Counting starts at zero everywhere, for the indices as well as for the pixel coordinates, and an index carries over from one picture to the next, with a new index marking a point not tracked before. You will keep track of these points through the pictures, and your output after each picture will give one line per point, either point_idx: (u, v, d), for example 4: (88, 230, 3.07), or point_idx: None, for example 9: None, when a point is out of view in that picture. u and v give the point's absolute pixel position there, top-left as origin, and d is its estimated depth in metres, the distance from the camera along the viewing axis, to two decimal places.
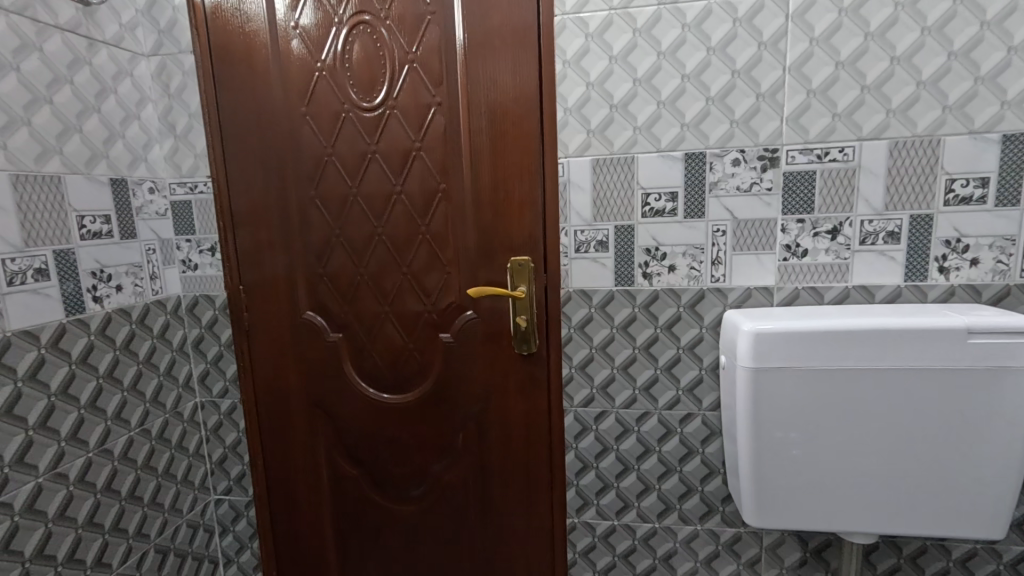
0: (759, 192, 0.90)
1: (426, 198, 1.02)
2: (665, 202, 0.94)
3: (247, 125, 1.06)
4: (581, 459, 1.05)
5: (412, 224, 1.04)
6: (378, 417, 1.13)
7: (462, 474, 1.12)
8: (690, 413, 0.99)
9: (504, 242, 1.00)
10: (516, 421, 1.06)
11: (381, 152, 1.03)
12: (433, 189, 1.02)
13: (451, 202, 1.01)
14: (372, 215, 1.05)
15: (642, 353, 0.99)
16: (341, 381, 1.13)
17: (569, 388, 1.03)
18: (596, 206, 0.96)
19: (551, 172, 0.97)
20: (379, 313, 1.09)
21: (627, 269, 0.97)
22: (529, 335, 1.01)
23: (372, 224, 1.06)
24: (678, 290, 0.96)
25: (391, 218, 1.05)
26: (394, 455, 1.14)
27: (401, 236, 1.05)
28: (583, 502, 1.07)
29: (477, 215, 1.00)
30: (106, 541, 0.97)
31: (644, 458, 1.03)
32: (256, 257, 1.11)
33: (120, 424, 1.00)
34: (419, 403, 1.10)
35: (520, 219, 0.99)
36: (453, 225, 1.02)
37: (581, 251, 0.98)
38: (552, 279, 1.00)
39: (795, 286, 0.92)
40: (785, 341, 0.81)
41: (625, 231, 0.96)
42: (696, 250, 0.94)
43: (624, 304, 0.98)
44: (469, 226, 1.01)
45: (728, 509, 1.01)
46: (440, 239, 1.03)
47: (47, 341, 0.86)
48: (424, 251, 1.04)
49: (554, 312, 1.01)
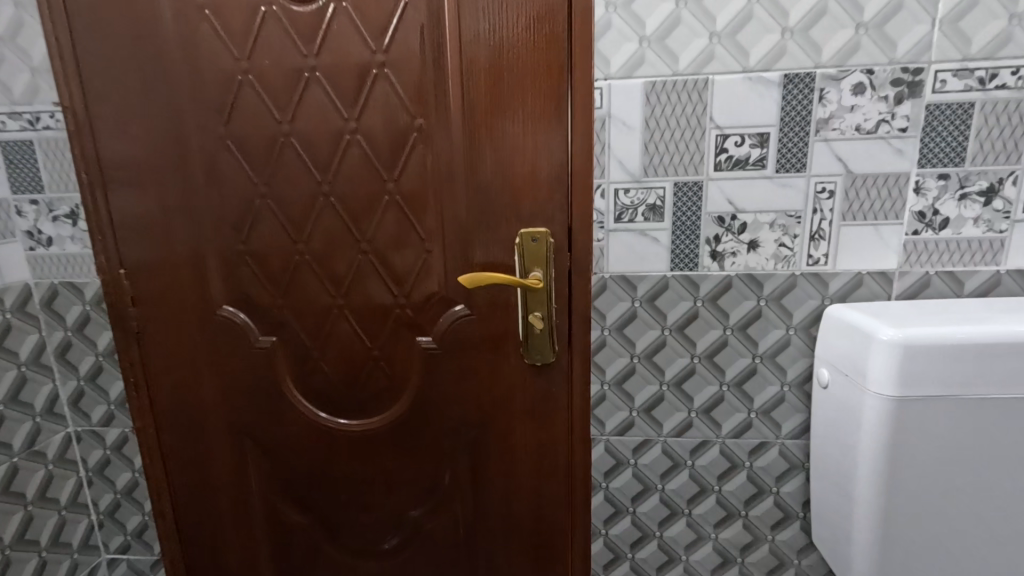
0: (887, 134, 0.62)
1: (393, 138, 0.69)
2: (751, 147, 0.64)
3: (113, 25, 0.69)
4: (612, 502, 0.78)
5: (373, 178, 0.71)
6: (333, 450, 0.81)
7: (448, 524, 0.82)
8: (763, 443, 0.73)
9: (510, 208, 0.69)
10: (525, 454, 0.78)
11: (325, 69, 0.68)
12: (405, 125, 0.68)
13: (431, 147, 0.69)
14: (313, 165, 0.71)
15: (703, 364, 0.71)
16: (277, 401, 0.81)
17: (599, 411, 0.74)
18: (648, 154, 0.65)
19: (580, 107, 0.65)
20: (329, 307, 0.76)
21: (688, 246, 0.67)
22: (547, 339, 0.71)
23: (314, 179, 0.72)
24: (760, 277, 0.68)
25: (343, 169, 0.71)
26: (355, 498, 0.83)
27: (357, 195, 0.71)
28: (613, 556, 0.80)
29: (471, 166, 0.69)
30: None
31: (697, 499, 0.76)
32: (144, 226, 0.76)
33: None
34: (390, 432, 0.79)
35: (534, 174, 0.68)
36: (435, 181, 0.70)
37: (623, 220, 0.68)
38: (580, 261, 0.70)
39: (925, 271, 0.65)
40: (948, 359, 0.54)
41: (688, 191, 0.66)
42: (790, 219, 0.66)
43: (682, 296, 0.69)
44: (458, 182, 0.69)
45: (806, 563, 0.77)
46: (415, 201, 0.71)
47: None
48: (392, 218, 0.71)
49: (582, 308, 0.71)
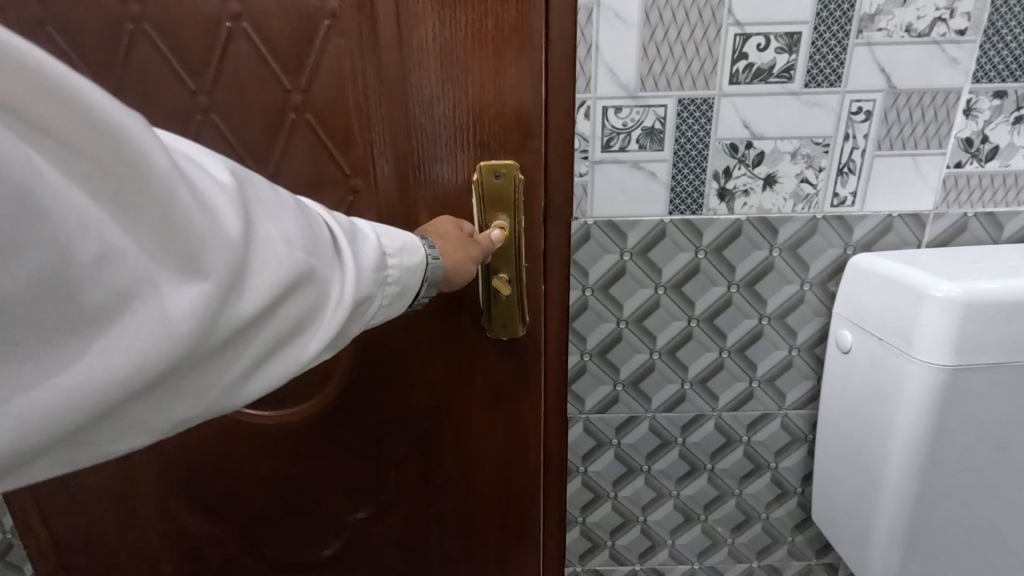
0: (941, 37, 0.49)
1: (294, 25, 0.47)
2: (777, 52, 0.50)
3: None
4: (591, 488, 0.67)
5: (270, 86, 0.49)
6: (240, 450, 0.63)
7: (394, 528, 0.67)
8: (765, 415, 0.63)
9: (468, 131, 0.50)
10: (490, 448, 0.62)
11: None
12: (311, 6, 0.46)
13: (353, 39, 0.47)
14: (176, 64, 0.48)
15: (702, 327, 0.59)
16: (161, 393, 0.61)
17: (578, 386, 0.62)
18: (647, 59, 0.50)
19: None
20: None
21: (692, 182, 0.54)
22: (517, 309, 0.54)
23: (183, 85, 0.48)
24: (776, 222, 0.55)
25: (223, 66, 0.48)
26: (277, 505, 0.66)
27: (252, 113, 0.49)
28: (590, 545, 0.71)
29: (406, 68, 0.48)
30: None
31: (686, 480, 0.67)
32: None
33: None
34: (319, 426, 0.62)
35: (495, 81, 0.48)
36: (360, 91, 0.49)
37: (612, 148, 0.52)
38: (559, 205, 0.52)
39: (963, 211, 0.55)
40: (1010, 321, 0.44)
41: (695, 111, 0.51)
42: (815, 147, 0.53)
43: (681, 246, 0.56)
44: (389, 93, 0.49)
45: (800, 539, 0.70)
46: (332, 119, 0.50)
47: None
48: (302, 146, 0.50)
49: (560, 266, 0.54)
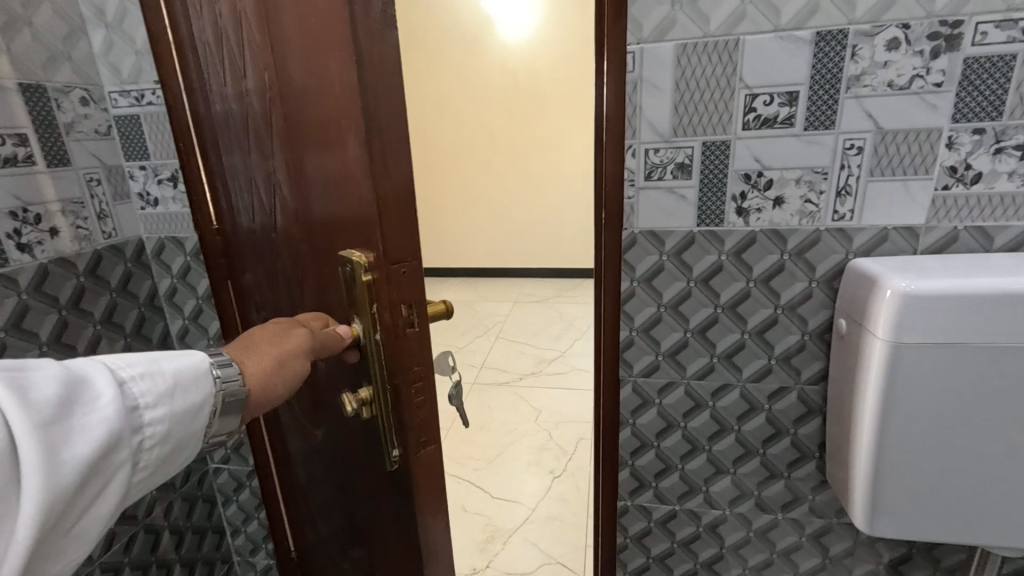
0: (921, 89, 0.63)
1: (270, 124, 0.66)
2: (780, 105, 0.66)
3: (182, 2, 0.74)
4: (638, 437, 0.86)
5: (266, 166, 0.70)
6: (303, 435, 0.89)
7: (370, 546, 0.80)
8: (783, 387, 0.78)
9: (345, 215, 0.58)
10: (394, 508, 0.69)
11: (226, 46, 0.68)
12: (274, 111, 0.64)
13: (292, 136, 0.63)
14: (238, 149, 0.75)
15: (726, 313, 0.76)
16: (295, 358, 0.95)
17: (628, 355, 0.82)
18: (677, 114, 0.69)
19: (388, 89, 0.49)
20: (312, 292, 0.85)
21: (716, 202, 0.72)
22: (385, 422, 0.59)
23: (242, 158, 0.75)
24: (784, 232, 0.71)
25: (253, 151, 0.72)
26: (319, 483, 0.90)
27: (263, 184, 0.72)
28: (638, 484, 0.90)
29: (316, 157, 0.60)
30: (113, 532, 0.88)
31: (717, 437, 0.83)
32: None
33: (64, 348, 0.80)
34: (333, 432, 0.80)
35: (353, 173, 0.54)
36: (300, 176, 0.64)
37: (653, 178, 0.72)
38: (394, 292, 0.55)
39: (953, 225, 0.67)
40: (953, 311, 0.57)
41: (716, 150, 0.69)
42: (816, 175, 0.68)
43: (707, 250, 0.74)
44: (312, 176, 0.62)
45: (821, 499, 0.83)
46: (290, 193, 0.67)
47: (5, 322, 0.71)
48: (281, 210, 0.70)
49: (417, 366, 0.59)
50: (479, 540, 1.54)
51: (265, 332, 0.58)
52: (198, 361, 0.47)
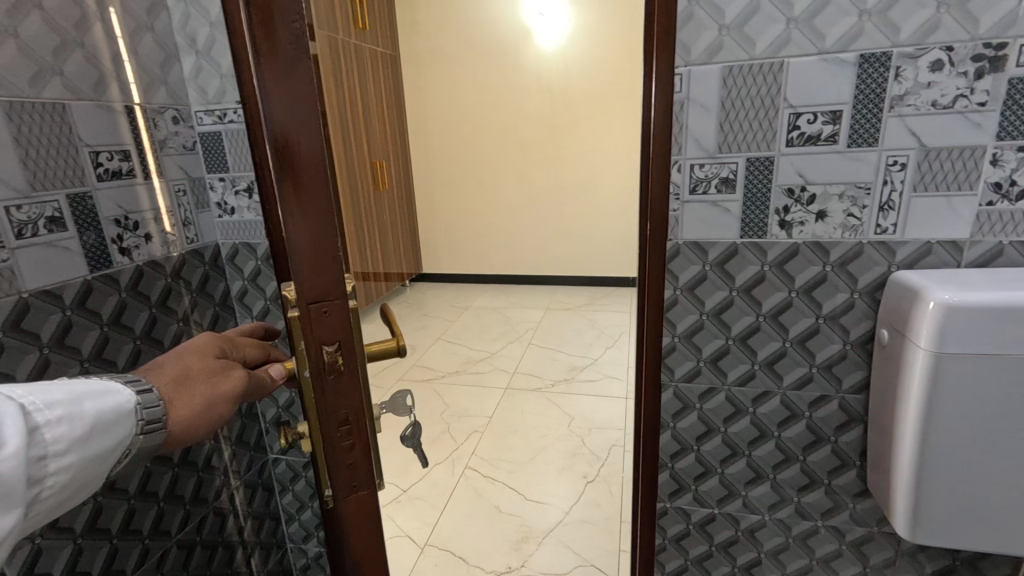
0: (965, 108, 0.65)
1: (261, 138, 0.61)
2: (823, 124, 0.69)
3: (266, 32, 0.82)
4: (679, 440, 0.89)
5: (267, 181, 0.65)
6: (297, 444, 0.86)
7: None
8: (824, 395, 0.81)
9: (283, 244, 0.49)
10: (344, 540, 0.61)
11: None
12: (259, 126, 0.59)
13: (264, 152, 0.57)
14: None
15: (768, 322, 0.79)
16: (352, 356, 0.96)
17: (669, 360, 0.85)
18: (723, 132, 0.73)
19: (291, 114, 0.40)
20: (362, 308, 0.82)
21: (759, 215, 0.75)
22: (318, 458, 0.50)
23: None
24: (827, 244, 0.74)
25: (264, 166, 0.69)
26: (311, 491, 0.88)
27: None
28: (677, 487, 0.92)
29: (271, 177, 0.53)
30: (188, 513, 0.95)
31: (758, 443, 0.86)
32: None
33: (152, 343, 0.87)
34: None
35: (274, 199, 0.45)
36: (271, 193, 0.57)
37: (698, 192, 0.76)
38: (310, 331, 0.45)
39: (999, 239, 0.68)
40: (995, 322, 0.59)
41: (760, 165, 0.73)
42: (859, 190, 0.71)
43: (750, 260, 0.77)
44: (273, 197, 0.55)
45: (861, 507, 0.85)
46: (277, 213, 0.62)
47: (108, 317, 0.79)
48: None
49: (345, 410, 0.48)
50: (514, 540, 1.58)
51: (194, 363, 0.49)
52: (124, 399, 0.42)
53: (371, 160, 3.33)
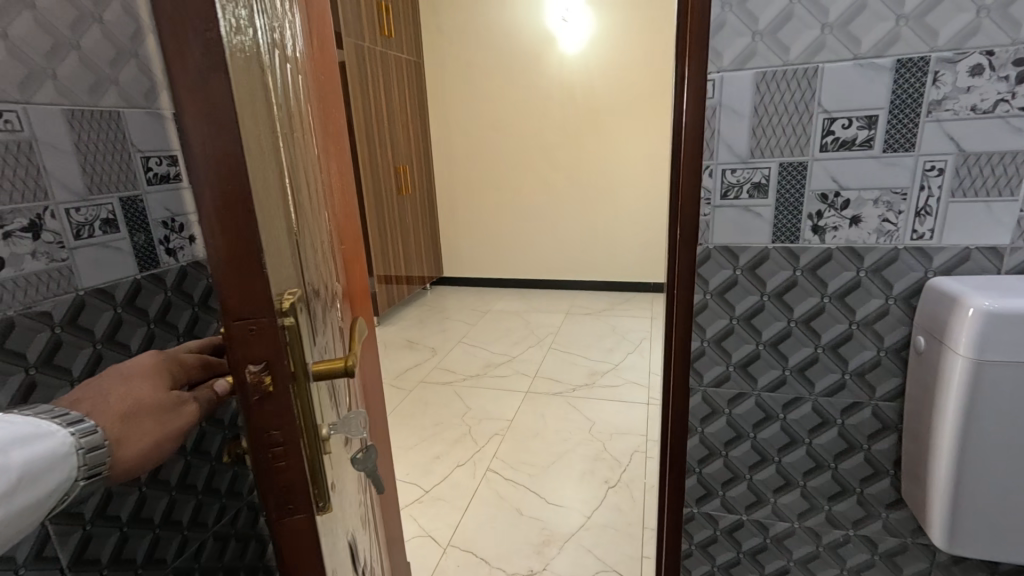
0: (1006, 113, 0.65)
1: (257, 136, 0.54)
2: (859, 129, 0.69)
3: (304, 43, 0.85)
4: (707, 445, 0.89)
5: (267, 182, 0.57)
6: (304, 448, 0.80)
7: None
8: (857, 403, 0.80)
9: None
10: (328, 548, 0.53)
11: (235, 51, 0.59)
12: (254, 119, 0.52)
13: None
14: None
15: (800, 327, 0.79)
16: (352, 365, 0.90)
17: (699, 364, 0.85)
18: (756, 137, 0.73)
19: (199, 111, 0.33)
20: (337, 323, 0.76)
21: (791, 219, 0.75)
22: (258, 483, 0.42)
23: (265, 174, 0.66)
24: (861, 250, 0.73)
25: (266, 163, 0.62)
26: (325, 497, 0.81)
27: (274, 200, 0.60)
28: (705, 492, 0.92)
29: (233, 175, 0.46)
30: None
31: (788, 449, 0.85)
32: (345, 193, 1.06)
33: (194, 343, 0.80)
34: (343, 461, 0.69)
35: None
36: None
37: (729, 197, 0.76)
38: (236, 352, 0.37)
39: None
40: None
41: (793, 170, 0.73)
42: (895, 196, 0.70)
43: (781, 265, 0.77)
44: None
45: (894, 517, 0.84)
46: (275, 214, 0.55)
47: (155, 315, 0.73)
48: None
49: (278, 430, 0.41)
50: (536, 543, 1.58)
51: (146, 394, 0.47)
52: (57, 442, 0.40)
53: (395, 165, 3.38)
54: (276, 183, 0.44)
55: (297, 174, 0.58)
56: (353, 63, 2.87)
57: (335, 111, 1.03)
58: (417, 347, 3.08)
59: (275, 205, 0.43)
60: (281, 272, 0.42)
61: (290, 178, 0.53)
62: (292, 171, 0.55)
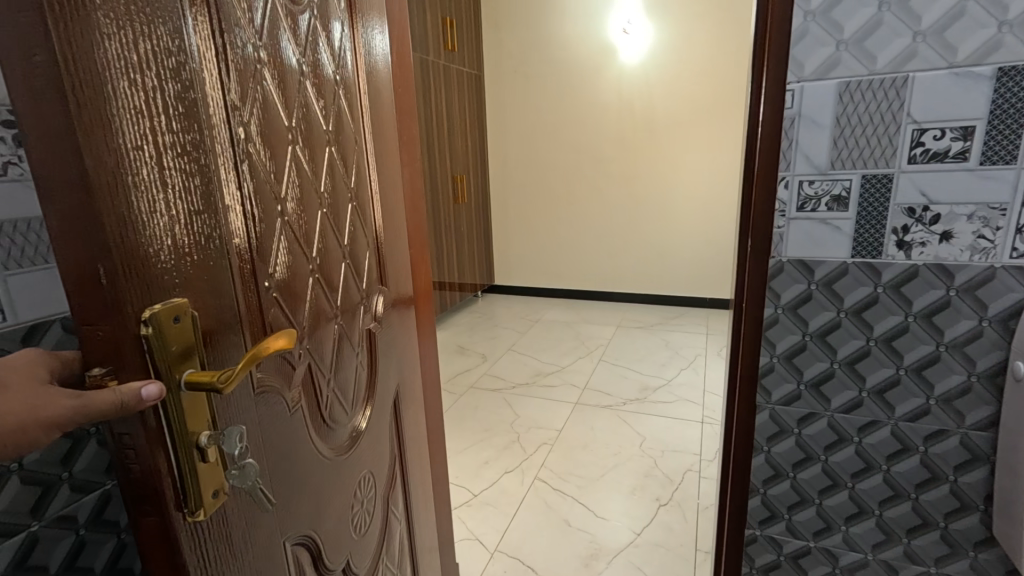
0: None
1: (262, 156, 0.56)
2: (952, 140, 0.66)
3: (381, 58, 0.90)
4: (773, 465, 0.85)
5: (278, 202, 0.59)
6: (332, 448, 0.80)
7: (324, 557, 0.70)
8: (943, 430, 0.75)
9: None
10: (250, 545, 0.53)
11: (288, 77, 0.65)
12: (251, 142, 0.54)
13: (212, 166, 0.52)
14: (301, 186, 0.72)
15: (879, 347, 0.75)
16: (386, 367, 0.91)
17: (766, 381, 0.82)
18: (837, 148, 0.71)
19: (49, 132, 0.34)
20: (338, 328, 0.73)
21: (874, 234, 0.72)
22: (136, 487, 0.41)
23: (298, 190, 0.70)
24: (952, 267, 0.69)
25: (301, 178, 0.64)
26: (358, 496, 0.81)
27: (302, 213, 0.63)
28: (769, 514, 0.88)
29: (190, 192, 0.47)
30: None
31: (863, 475, 0.81)
32: (416, 196, 1.11)
33: None
34: (317, 465, 0.66)
35: None
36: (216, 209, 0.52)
37: (806, 209, 0.74)
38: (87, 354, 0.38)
39: None
40: None
41: (877, 183, 0.70)
42: (992, 211, 0.66)
43: (861, 281, 0.74)
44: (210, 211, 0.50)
45: (983, 556, 0.78)
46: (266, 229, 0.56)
47: None
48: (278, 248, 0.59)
49: (128, 435, 0.40)
50: (584, 556, 1.56)
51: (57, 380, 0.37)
52: None
53: (453, 174, 3.47)
54: (199, 190, 0.44)
55: (283, 181, 0.59)
56: (417, 75, 2.98)
57: (408, 120, 1.07)
58: (468, 353, 3.13)
59: (191, 212, 0.43)
60: (177, 277, 0.42)
61: (249, 184, 0.53)
62: (260, 177, 0.55)
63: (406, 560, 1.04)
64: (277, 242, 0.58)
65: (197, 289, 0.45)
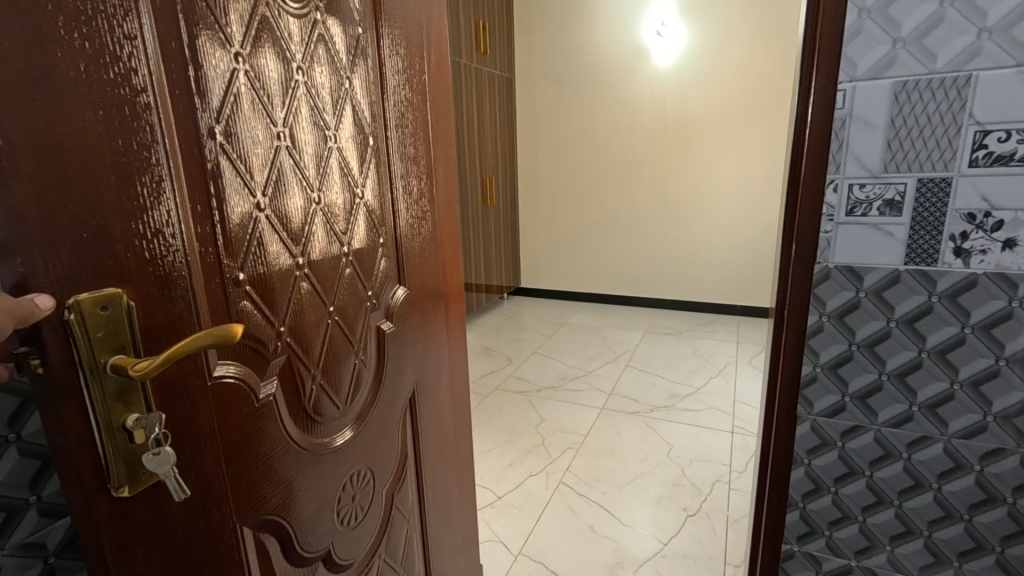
0: None
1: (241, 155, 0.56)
2: (1018, 143, 0.62)
3: (413, 58, 0.91)
4: (813, 479, 0.82)
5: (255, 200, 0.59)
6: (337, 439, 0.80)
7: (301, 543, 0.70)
8: (1001, 449, 0.71)
9: None
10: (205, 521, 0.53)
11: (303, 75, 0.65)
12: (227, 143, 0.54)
13: None
14: None
15: (932, 359, 0.72)
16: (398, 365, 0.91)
17: (808, 392, 0.79)
18: (890, 150, 0.68)
19: None
20: (332, 324, 0.73)
21: (929, 241, 0.69)
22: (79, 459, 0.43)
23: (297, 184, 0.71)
24: (1015, 277, 0.66)
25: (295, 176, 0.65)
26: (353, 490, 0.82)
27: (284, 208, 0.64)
28: (808, 529, 0.85)
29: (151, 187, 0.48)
30: None
31: (911, 493, 0.77)
32: (449, 196, 1.11)
33: None
34: (290, 457, 0.66)
35: None
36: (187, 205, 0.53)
37: (855, 214, 0.71)
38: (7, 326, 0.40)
39: None
40: None
41: (934, 187, 0.67)
42: None
43: (914, 289, 0.70)
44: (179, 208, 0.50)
45: None
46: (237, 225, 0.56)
47: None
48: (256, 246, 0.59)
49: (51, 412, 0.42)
50: (610, 563, 1.54)
51: None
52: None
53: (482, 176, 3.48)
54: (143, 190, 0.44)
55: (258, 179, 0.59)
56: None
57: (443, 120, 1.07)
58: (494, 354, 3.13)
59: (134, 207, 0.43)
60: (110, 268, 0.43)
61: (217, 184, 0.52)
62: (234, 174, 0.55)
63: (418, 557, 1.04)
64: (250, 238, 0.58)
65: (145, 280, 0.45)
